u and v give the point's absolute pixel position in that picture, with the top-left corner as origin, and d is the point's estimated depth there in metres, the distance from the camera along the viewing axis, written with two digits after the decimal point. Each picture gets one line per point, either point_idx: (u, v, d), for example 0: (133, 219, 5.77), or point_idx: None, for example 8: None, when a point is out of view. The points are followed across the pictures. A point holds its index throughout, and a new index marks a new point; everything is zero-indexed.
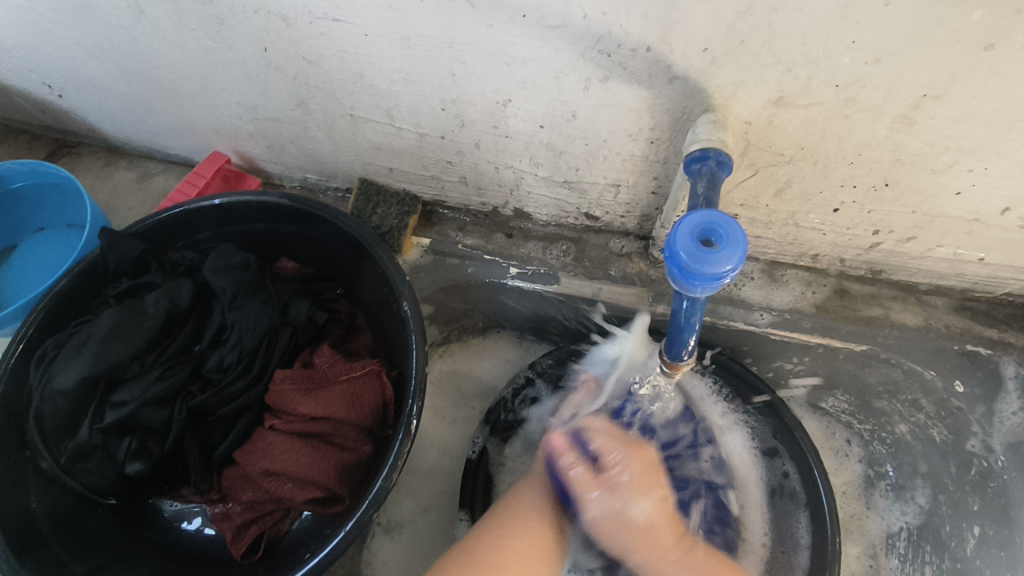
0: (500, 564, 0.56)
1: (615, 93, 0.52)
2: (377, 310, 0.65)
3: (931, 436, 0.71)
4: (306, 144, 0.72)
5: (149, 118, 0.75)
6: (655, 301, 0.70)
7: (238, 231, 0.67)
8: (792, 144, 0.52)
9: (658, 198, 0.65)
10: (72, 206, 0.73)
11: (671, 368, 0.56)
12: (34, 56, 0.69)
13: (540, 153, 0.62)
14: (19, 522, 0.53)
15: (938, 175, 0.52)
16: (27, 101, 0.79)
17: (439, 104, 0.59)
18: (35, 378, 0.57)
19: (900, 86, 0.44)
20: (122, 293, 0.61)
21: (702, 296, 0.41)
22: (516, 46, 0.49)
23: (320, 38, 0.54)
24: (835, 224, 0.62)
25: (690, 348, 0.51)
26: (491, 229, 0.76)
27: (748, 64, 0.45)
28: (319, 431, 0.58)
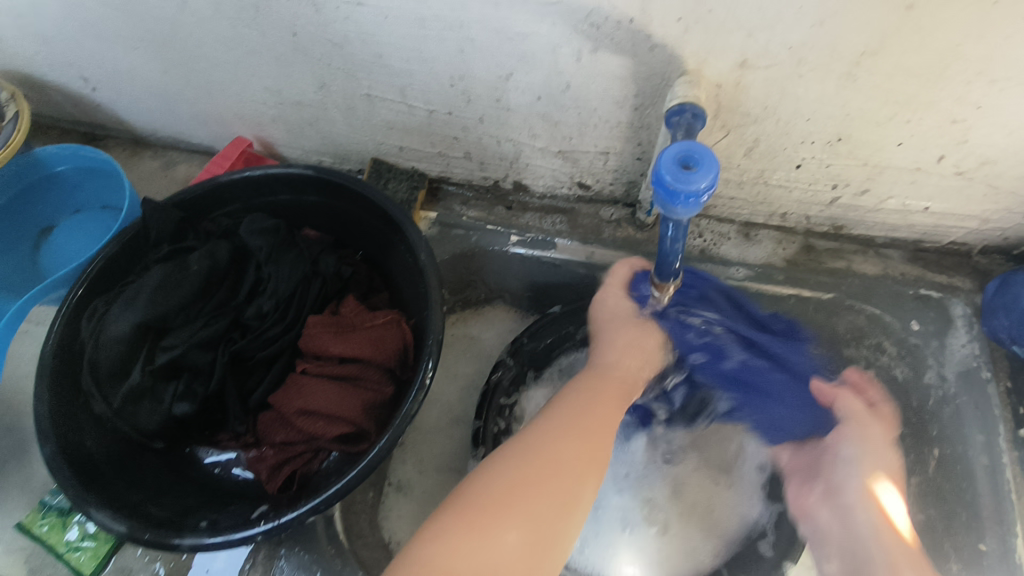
0: (581, 410, 0.59)
1: (603, 63, 0.60)
2: (394, 268, 0.72)
3: (893, 376, 0.76)
4: (323, 127, 0.79)
5: (177, 108, 0.82)
6: (643, 260, 0.79)
7: (264, 203, 0.73)
8: (757, 105, 0.61)
9: (643, 164, 0.73)
10: (108, 189, 0.79)
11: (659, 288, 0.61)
12: (75, 52, 0.75)
13: (538, 125, 0.70)
14: (80, 456, 0.58)
15: (882, 128, 0.61)
16: (61, 96, 0.85)
17: (449, 80, 0.67)
18: (88, 332, 0.63)
19: (842, 46, 0.53)
20: (163, 258, 0.67)
21: (684, 218, 0.48)
22: (518, 22, 0.57)
23: (344, 21, 0.62)
24: (799, 181, 0.71)
25: (677, 270, 0.56)
26: (492, 202, 0.84)
27: (716, 31, 0.54)
28: (347, 372, 0.64)
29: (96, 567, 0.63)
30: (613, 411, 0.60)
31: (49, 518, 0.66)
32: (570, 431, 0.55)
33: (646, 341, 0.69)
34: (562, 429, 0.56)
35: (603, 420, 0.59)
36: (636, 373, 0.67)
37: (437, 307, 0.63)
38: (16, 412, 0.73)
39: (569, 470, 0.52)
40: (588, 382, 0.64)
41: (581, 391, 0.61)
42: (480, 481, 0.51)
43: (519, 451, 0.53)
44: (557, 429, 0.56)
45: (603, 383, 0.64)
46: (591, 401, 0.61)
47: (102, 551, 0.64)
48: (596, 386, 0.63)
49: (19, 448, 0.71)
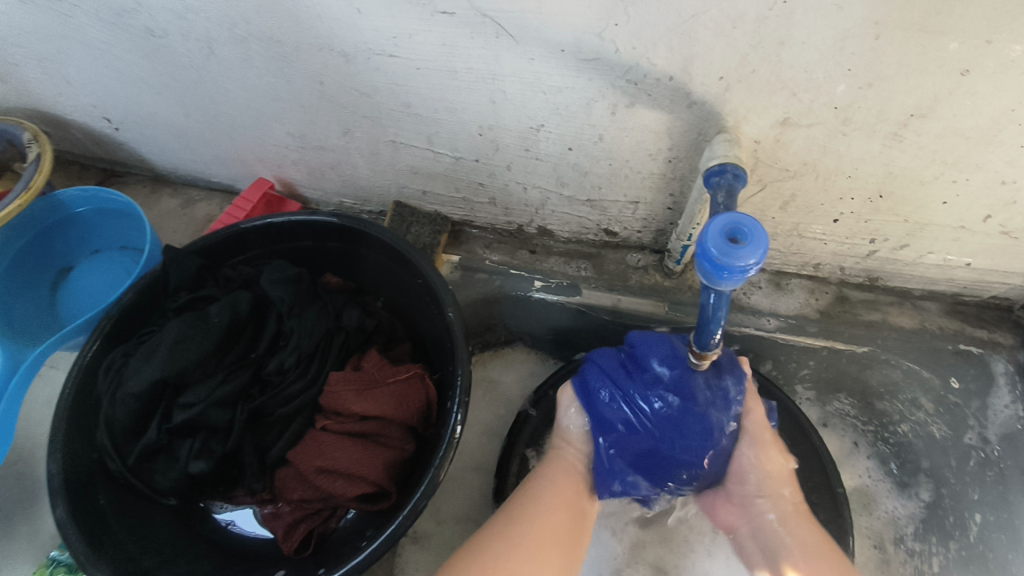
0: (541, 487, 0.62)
1: (639, 117, 0.58)
2: (418, 319, 0.70)
3: (931, 432, 0.75)
4: (346, 170, 0.78)
5: (199, 149, 0.81)
6: (671, 309, 0.77)
7: (286, 249, 0.72)
8: (796, 160, 0.59)
9: (673, 214, 0.71)
10: (127, 230, 0.78)
11: (699, 358, 0.57)
12: (99, 93, 0.75)
13: (566, 174, 0.69)
14: (92, 518, 0.56)
15: (926, 186, 0.59)
16: (82, 134, 0.85)
17: (477, 130, 0.65)
18: (104, 385, 0.61)
19: (890, 107, 0.51)
20: (181, 307, 0.66)
21: (729, 289, 0.46)
22: (554, 76, 0.56)
23: (374, 72, 0.60)
24: (836, 234, 0.69)
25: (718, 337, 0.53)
26: (515, 246, 0.83)
27: (759, 89, 0.52)
28: (368, 430, 0.62)
29: None
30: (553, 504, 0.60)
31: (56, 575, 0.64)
32: (537, 520, 0.58)
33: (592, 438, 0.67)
34: (529, 521, 0.58)
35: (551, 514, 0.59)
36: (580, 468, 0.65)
37: (463, 365, 0.60)
38: (28, 459, 0.71)
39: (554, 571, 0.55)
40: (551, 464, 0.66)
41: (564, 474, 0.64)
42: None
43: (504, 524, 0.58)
44: (519, 519, 0.58)
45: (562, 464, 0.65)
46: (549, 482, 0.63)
47: None
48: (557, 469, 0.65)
49: (31, 498, 0.69)
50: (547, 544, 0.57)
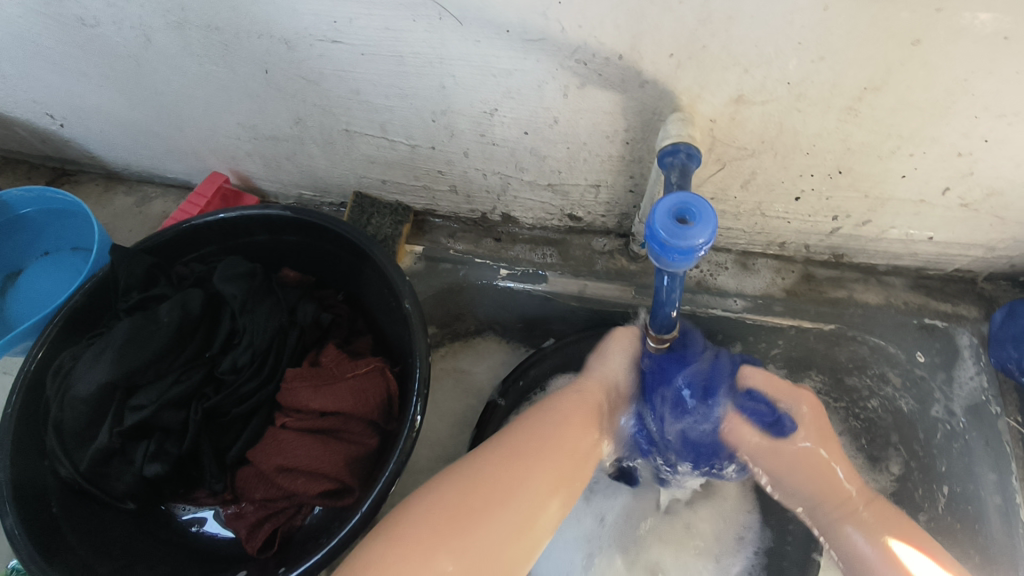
0: (538, 430, 0.60)
1: (592, 98, 0.57)
2: (378, 312, 0.69)
3: (898, 407, 0.76)
4: (302, 161, 0.76)
5: (150, 144, 0.79)
6: (638, 293, 0.76)
7: (241, 244, 0.70)
8: (753, 138, 0.58)
9: (635, 196, 0.70)
10: (77, 231, 0.76)
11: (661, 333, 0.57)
12: (39, 88, 0.72)
13: (525, 158, 0.68)
14: (44, 527, 0.55)
15: (884, 161, 0.58)
16: (28, 133, 0.82)
17: (431, 115, 0.64)
18: (53, 390, 0.60)
19: (843, 81, 0.50)
20: (132, 306, 0.64)
21: (681, 270, 0.45)
22: (502, 59, 0.54)
23: (319, 58, 0.59)
24: (798, 212, 0.68)
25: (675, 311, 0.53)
26: (480, 234, 0.81)
27: (709, 66, 0.51)
28: (328, 426, 0.61)
29: None
30: (551, 443, 0.58)
31: None
32: (534, 451, 0.57)
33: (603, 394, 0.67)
34: (523, 451, 0.57)
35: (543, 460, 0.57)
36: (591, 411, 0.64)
37: (420, 357, 0.59)
38: None
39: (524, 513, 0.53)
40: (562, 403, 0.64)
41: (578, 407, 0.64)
42: (430, 501, 0.52)
43: (502, 454, 0.56)
44: (512, 449, 0.57)
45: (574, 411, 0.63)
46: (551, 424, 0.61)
47: None
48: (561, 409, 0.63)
49: None
50: (539, 479, 0.55)
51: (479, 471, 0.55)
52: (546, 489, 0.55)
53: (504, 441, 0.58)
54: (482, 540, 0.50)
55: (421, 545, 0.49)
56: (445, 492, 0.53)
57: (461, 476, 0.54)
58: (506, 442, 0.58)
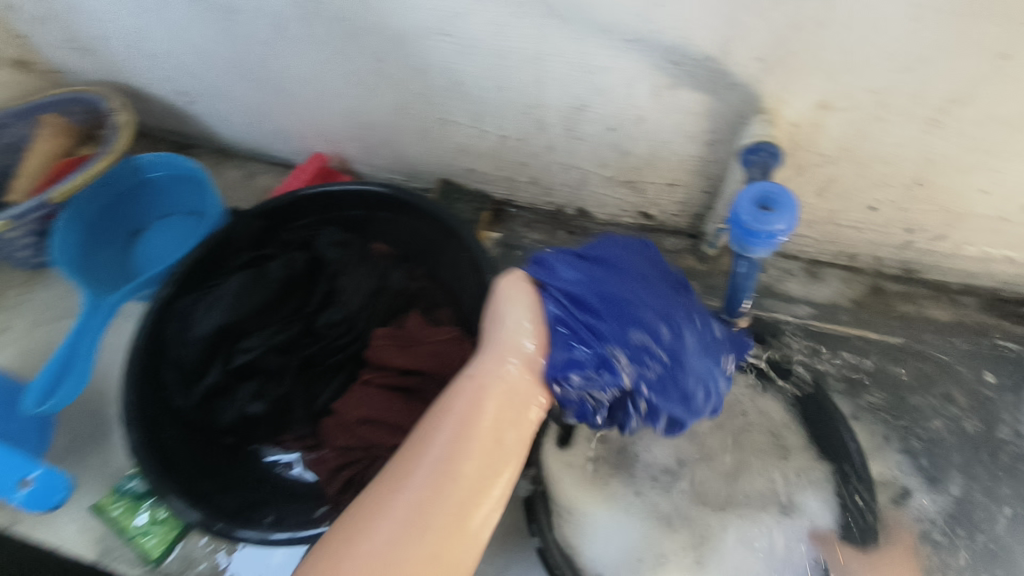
0: (458, 423, 0.48)
1: (679, 98, 0.61)
2: (457, 287, 0.74)
3: (964, 428, 0.73)
4: (397, 147, 0.83)
5: (263, 123, 0.87)
6: (706, 294, 0.79)
7: (338, 217, 0.77)
8: (833, 145, 0.60)
9: (710, 197, 0.73)
10: (195, 197, 0.85)
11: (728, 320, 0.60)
12: (177, 68, 0.81)
13: (606, 154, 0.72)
14: (159, 449, 0.62)
15: (965, 174, 0.60)
16: (159, 108, 0.92)
17: (523, 108, 0.69)
18: (173, 332, 0.67)
19: (928, 91, 0.52)
20: (244, 264, 0.73)
21: (758, 255, 0.48)
22: (599, 56, 0.59)
23: (429, 50, 0.64)
24: (873, 223, 0.70)
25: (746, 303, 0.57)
26: (555, 227, 0.86)
27: (797, 71, 0.54)
28: (408, 384, 0.67)
29: (164, 551, 0.68)
30: (473, 430, 0.48)
31: (123, 500, 0.71)
32: (454, 440, 0.47)
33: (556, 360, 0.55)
34: (434, 448, 0.46)
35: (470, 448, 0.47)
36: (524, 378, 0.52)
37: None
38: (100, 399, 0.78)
39: (451, 517, 0.44)
40: (475, 384, 0.51)
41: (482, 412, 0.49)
42: (340, 527, 0.45)
43: (415, 452, 0.47)
44: (424, 449, 0.47)
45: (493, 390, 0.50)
46: (465, 410, 0.49)
47: (170, 536, 0.68)
48: (480, 391, 0.50)
49: (100, 434, 0.76)
50: (461, 474, 0.46)
51: (388, 476, 0.46)
52: (476, 481, 0.46)
53: (416, 438, 0.48)
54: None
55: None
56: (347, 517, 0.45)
57: (370, 493, 0.46)
58: (418, 441, 0.47)
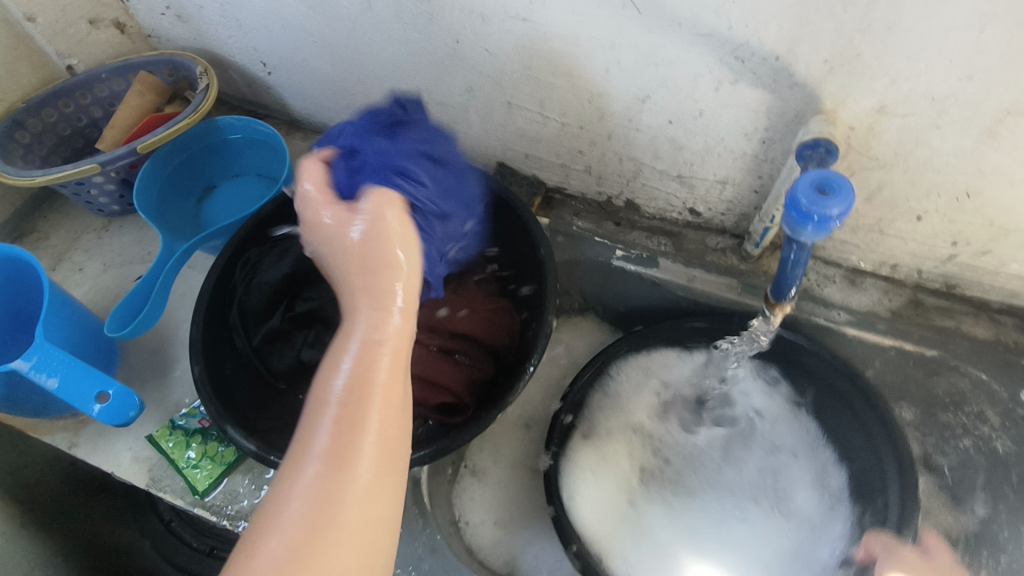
0: (369, 377, 0.47)
1: (740, 95, 0.64)
2: (512, 263, 0.76)
3: (994, 448, 0.75)
4: (460, 128, 0.87)
5: (335, 97, 0.92)
6: (744, 291, 0.81)
7: None
8: (887, 150, 0.63)
9: (759, 197, 0.76)
10: (267, 160, 0.90)
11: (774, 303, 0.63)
12: (263, 38, 0.87)
13: (662, 147, 0.75)
14: (220, 381, 0.66)
15: (1016, 188, 0.61)
16: (239, 76, 0.97)
17: (588, 97, 0.72)
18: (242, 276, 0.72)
19: (987, 101, 0.55)
20: (309, 222, 0.76)
21: (809, 241, 0.51)
22: (668, 49, 0.62)
23: (507, 34, 0.69)
24: (918, 233, 0.71)
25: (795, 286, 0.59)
26: (602, 217, 0.89)
27: (859, 74, 0.57)
28: (455, 346, 0.72)
29: (211, 485, 0.72)
30: (385, 380, 0.48)
31: (175, 436, 0.74)
32: (372, 392, 0.47)
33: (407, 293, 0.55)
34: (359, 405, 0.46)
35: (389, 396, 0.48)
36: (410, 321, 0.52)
37: (549, 314, 0.66)
38: (161, 340, 0.83)
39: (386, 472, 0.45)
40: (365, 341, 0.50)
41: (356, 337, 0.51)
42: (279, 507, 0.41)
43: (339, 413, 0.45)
44: (347, 410, 0.45)
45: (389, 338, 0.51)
46: (368, 361, 0.49)
47: (218, 472, 0.72)
48: (380, 346, 0.50)
49: (159, 371, 0.81)
50: (387, 425, 0.46)
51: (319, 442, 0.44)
52: (396, 431, 0.47)
53: (327, 397, 0.46)
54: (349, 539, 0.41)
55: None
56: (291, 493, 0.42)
57: (300, 463, 0.43)
58: (335, 399, 0.46)
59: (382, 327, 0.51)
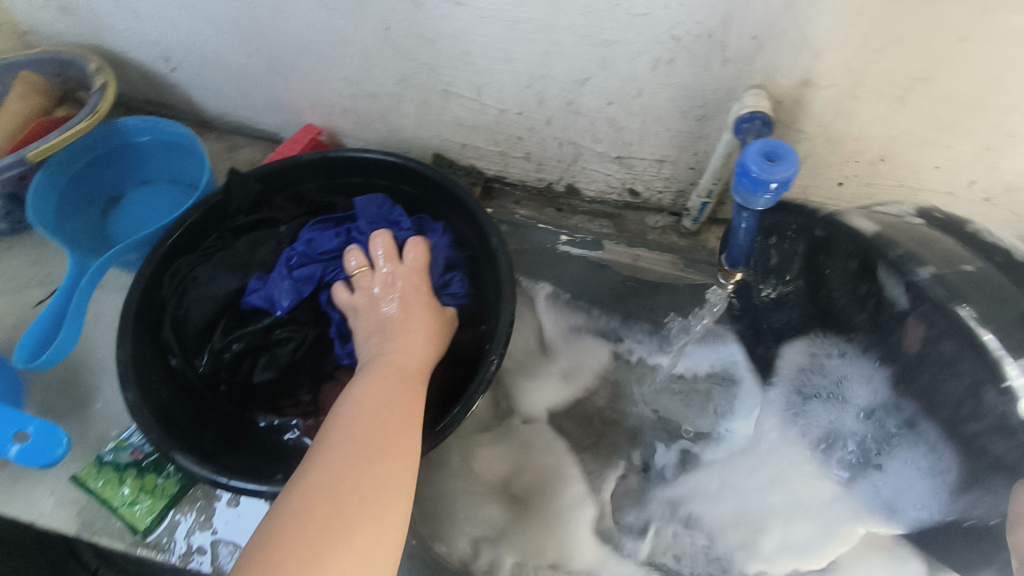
0: (382, 400, 0.50)
1: (677, 73, 0.66)
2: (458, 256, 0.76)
3: None
4: (393, 120, 0.84)
5: (253, 94, 0.87)
6: (686, 266, 0.85)
7: (337, 185, 0.78)
8: (811, 121, 0.67)
9: (695, 173, 0.79)
10: (181, 165, 0.83)
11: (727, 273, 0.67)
12: (167, 31, 0.79)
13: (602, 129, 0.76)
14: (156, 406, 0.61)
15: (923, 150, 0.67)
16: (138, 74, 0.89)
17: (527, 81, 0.72)
18: (171, 290, 0.66)
19: (898, 70, 0.59)
20: (241, 228, 0.71)
21: (759, 207, 0.54)
22: (606, 29, 0.63)
23: (440, 18, 0.67)
24: (839, 198, 0.77)
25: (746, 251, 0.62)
26: (543, 204, 0.91)
27: (786, 49, 0.60)
28: None
29: (152, 522, 0.65)
30: (401, 402, 0.51)
31: (105, 473, 0.68)
32: (386, 410, 0.50)
33: (427, 333, 0.60)
34: (374, 418, 0.48)
35: (400, 414, 0.50)
36: (418, 356, 0.57)
37: (509, 307, 0.64)
38: (75, 370, 0.75)
39: (399, 487, 0.46)
40: (382, 370, 0.54)
41: (383, 375, 0.53)
42: (293, 506, 0.42)
43: (364, 424, 0.48)
44: (367, 421, 0.48)
45: (399, 371, 0.54)
46: (381, 389, 0.52)
47: (159, 507, 0.66)
48: (391, 377, 0.53)
49: (79, 405, 0.73)
50: (400, 440, 0.48)
51: (341, 446, 0.46)
52: (408, 444, 0.48)
53: (347, 413, 0.49)
54: (363, 542, 0.42)
55: (290, 565, 0.39)
56: (304, 494, 0.43)
57: (316, 471, 0.44)
58: (354, 415, 0.49)
59: (397, 358, 0.56)
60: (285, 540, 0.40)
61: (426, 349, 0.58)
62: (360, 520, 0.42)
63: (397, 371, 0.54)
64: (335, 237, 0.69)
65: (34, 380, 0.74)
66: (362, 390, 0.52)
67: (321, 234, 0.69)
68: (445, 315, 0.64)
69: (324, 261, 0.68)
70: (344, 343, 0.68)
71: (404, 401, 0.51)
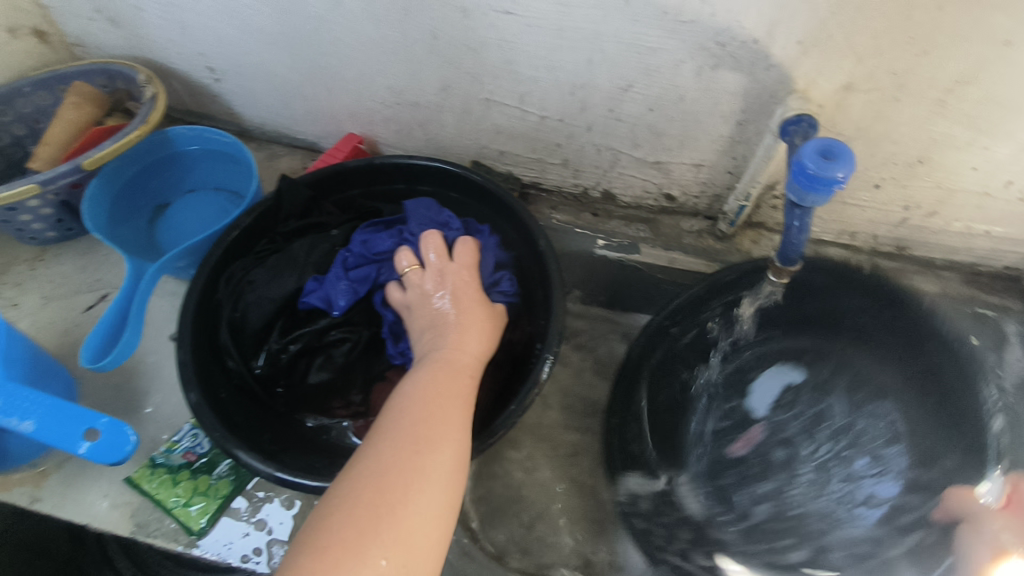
0: (436, 394, 0.52)
1: (719, 79, 0.67)
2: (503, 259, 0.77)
3: None
4: (433, 128, 0.86)
5: (295, 104, 0.89)
6: (721, 269, 0.86)
7: (381, 191, 0.79)
8: (850, 125, 0.69)
9: (732, 177, 0.80)
10: (226, 173, 0.85)
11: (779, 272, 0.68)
12: (213, 42, 0.81)
13: (641, 135, 0.77)
14: (217, 406, 0.62)
15: (961, 152, 0.69)
16: (182, 85, 0.91)
17: (569, 89, 0.74)
18: (226, 294, 0.68)
19: (941, 73, 0.61)
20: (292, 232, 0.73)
21: (814, 204, 0.55)
22: (652, 37, 0.65)
23: (487, 27, 0.68)
24: (874, 201, 0.79)
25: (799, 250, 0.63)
26: (579, 209, 0.92)
27: (830, 54, 0.62)
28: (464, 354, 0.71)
29: (207, 523, 0.66)
30: (453, 397, 0.52)
31: (158, 474, 0.69)
32: (439, 404, 0.51)
33: (478, 330, 0.61)
34: (428, 411, 0.50)
35: (453, 409, 0.51)
36: (471, 354, 0.58)
37: (559, 308, 0.65)
38: (125, 375, 0.76)
39: (449, 480, 0.46)
40: (437, 364, 0.55)
41: (438, 367, 0.55)
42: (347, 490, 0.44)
43: (417, 415, 0.49)
44: (421, 413, 0.49)
45: (453, 367, 0.55)
46: (435, 382, 0.53)
47: (213, 507, 0.67)
48: (445, 372, 0.54)
49: (131, 408, 0.74)
50: (451, 434, 0.49)
51: (395, 436, 0.47)
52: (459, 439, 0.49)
53: (402, 404, 0.51)
54: (411, 531, 0.43)
55: (342, 545, 0.41)
56: (358, 479, 0.44)
57: (371, 458, 0.46)
58: (409, 407, 0.50)
59: (451, 354, 0.57)
60: (337, 523, 0.42)
61: (478, 345, 0.59)
62: (416, 501, 0.43)
63: (452, 366, 0.55)
64: (390, 239, 0.70)
65: (86, 385, 0.75)
66: (417, 381, 0.53)
67: (376, 235, 0.70)
68: (496, 311, 0.64)
69: (379, 262, 0.70)
70: (396, 343, 0.69)
71: (456, 396, 0.52)
